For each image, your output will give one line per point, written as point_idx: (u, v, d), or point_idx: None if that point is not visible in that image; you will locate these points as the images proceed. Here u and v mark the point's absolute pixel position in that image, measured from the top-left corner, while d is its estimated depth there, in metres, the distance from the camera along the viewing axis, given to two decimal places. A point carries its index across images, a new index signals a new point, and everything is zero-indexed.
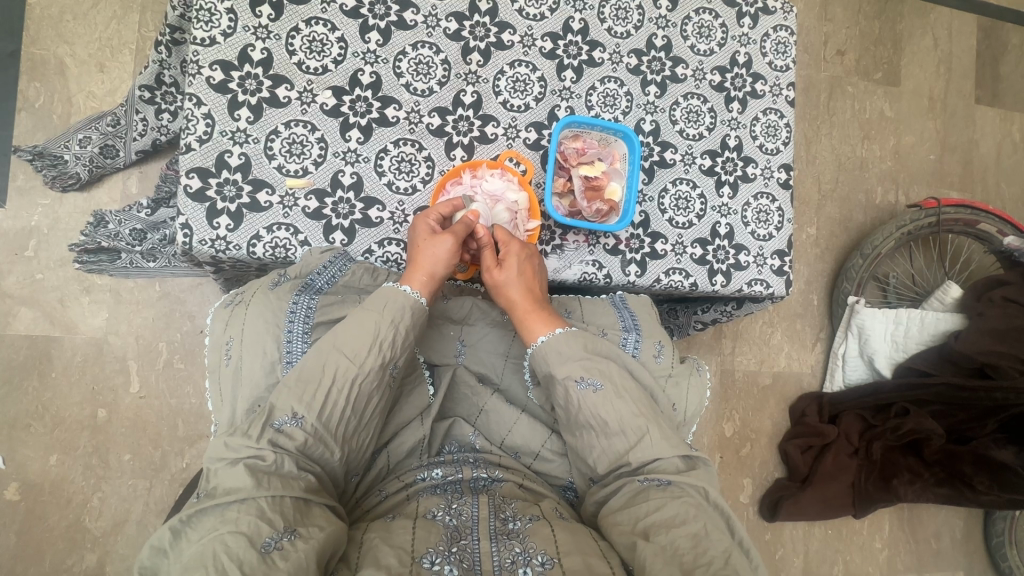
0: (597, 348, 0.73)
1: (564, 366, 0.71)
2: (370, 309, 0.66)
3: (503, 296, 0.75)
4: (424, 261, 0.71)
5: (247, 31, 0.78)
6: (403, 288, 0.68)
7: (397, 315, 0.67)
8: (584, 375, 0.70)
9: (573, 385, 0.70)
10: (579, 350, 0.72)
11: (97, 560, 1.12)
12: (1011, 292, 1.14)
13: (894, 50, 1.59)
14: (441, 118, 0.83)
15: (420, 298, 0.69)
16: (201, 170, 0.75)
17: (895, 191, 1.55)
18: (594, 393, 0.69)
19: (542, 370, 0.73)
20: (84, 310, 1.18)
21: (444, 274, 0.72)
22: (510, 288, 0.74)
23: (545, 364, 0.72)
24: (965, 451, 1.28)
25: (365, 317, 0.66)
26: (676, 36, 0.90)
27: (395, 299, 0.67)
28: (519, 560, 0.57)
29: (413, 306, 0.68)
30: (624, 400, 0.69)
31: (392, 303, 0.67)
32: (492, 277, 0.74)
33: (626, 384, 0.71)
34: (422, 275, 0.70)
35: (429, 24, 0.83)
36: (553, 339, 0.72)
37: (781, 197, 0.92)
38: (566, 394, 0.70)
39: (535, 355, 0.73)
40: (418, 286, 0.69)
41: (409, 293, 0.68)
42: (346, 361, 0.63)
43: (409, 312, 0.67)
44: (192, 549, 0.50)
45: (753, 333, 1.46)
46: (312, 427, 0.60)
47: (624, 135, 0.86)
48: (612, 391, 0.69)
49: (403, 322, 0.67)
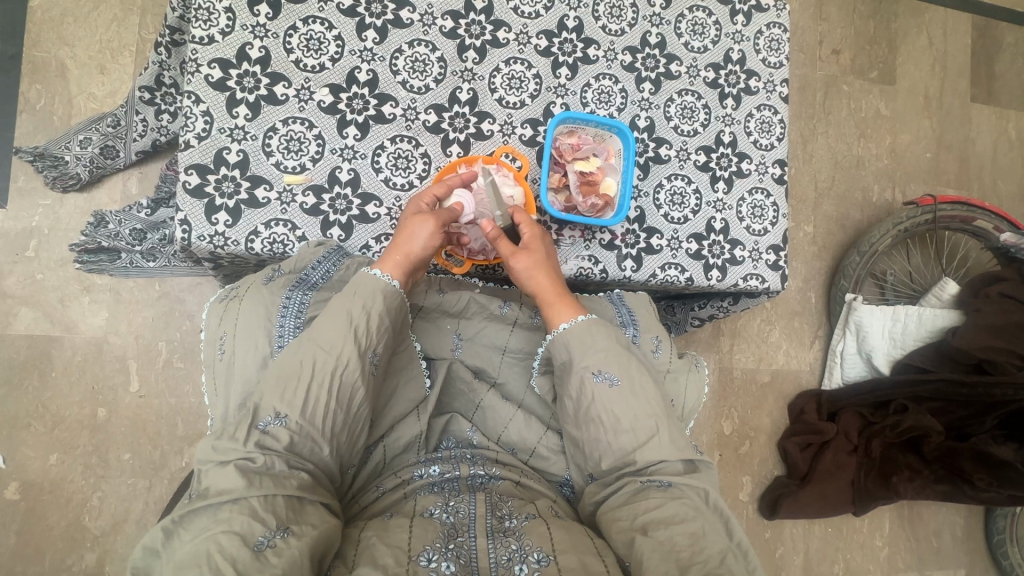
0: (621, 342, 0.73)
1: (586, 357, 0.71)
2: (341, 298, 0.67)
3: (531, 279, 0.75)
4: (404, 243, 0.71)
5: (245, 29, 0.79)
6: (375, 272, 0.69)
7: (368, 302, 0.67)
8: (601, 369, 0.70)
9: (589, 377, 0.70)
10: (602, 341, 0.72)
11: (97, 559, 1.12)
12: (1008, 288, 1.16)
13: (889, 49, 1.60)
14: (438, 115, 0.84)
15: (391, 281, 0.70)
16: (200, 167, 0.76)
17: (891, 189, 1.56)
18: (611, 387, 0.69)
19: (560, 358, 0.73)
20: (84, 309, 1.19)
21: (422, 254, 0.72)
22: (538, 269, 0.75)
23: (566, 351, 0.72)
24: (966, 447, 1.28)
25: (336, 306, 0.66)
26: (670, 33, 0.91)
27: (365, 285, 0.68)
28: (516, 557, 0.57)
29: (387, 292, 0.69)
30: (638, 399, 0.69)
31: (361, 288, 0.68)
32: (518, 262, 0.74)
33: (643, 382, 0.70)
34: (399, 255, 0.71)
35: (425, 22, 0.84)
36: (575, 326, 0.73)
37: (775, 193, 0.93)
38: (580, 385, 0.71)
39: (556, 340, 0.73)
40: (391, 270, 0.70)
41: (379, 277, 0.69)
42: (324, 353, 0.63)
43: (381, 297, 0.68)
44: (185, 549, 0.50)
45: (751, 331, 1.46)
46: (297, 425, 0.60)
47: (618, 131, 0.86)
48: (628, 389, 0.70)
49: (375, 308, 0.67)
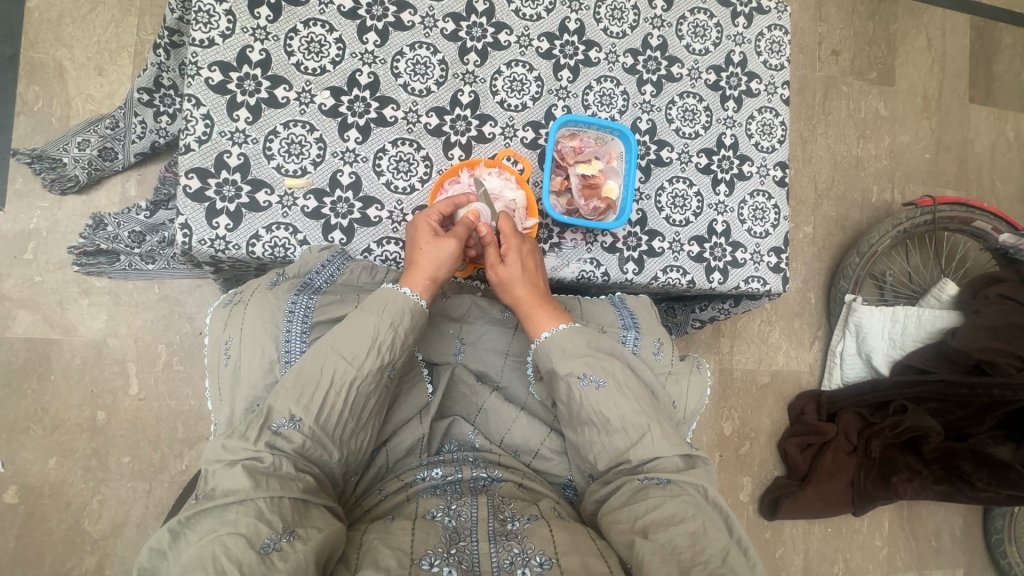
0: (601, 346, 0.73)
1: (567, 363, 0.71)
2: (369, 310, 0.67)
3: (510, 288, 0.75)
4: (425, 262, 0.71)
5: (245, 32, 0.79)
6: (404, 290, 0.69)
7: (396, 318, 0.67)
8: (586, 371, 0.70)
9: (575, 381, 0.70)
10: (581, 346, 0.72)
11: (97, 563, 1.12)
12: (1007, 289, 1.16)
13: (888, 50, 1.60)
14: (439, 118, 0.84)
15: (419, 299, 0.69)
16: (200, 170, 0.76)
17: (890, 189, 1.56)
18: (596, 389, 0.69)
19: (545, 365, 0.73)
20: (83, 312, 1.18)
21: (445, 277, 0.72)
22: (521, 280, 0.75)
23: (548, 359, 0.72)
24: (964, 447, 1.29)
25: (364, 317, 0.66)
26: (671, 36, 0.91)
27: (393, 300, 0.67)
28: (518, 561, 0.57)
29: (413, 308, 0.68)
30: (627, 399, 0.69)
31: (391, 304, 0.67)
32: (497, 274, 0.75)
33: (629, 382, 0.71)
34: (424, 278, 0.71)
35: (427, 25, 0.84)
36: (557, 334, 0.72)
37: (776, 194, 0.93)
38: (567, 389, 0.71)
39: (538, 350, 0.73)
40: (418, 289, 0.70)
41: (408, 295, 0.68)
42: (344, 363, 0.63)
43: (408, 314, 0.68)
44: (191, 551, 0.50)
45: (751, 332, 1.46)
46: (310, 430, 0.60)
47: (620, 134, 0.86)
48: (614, 389, 0.70)
49: (401, 324, 0.67)
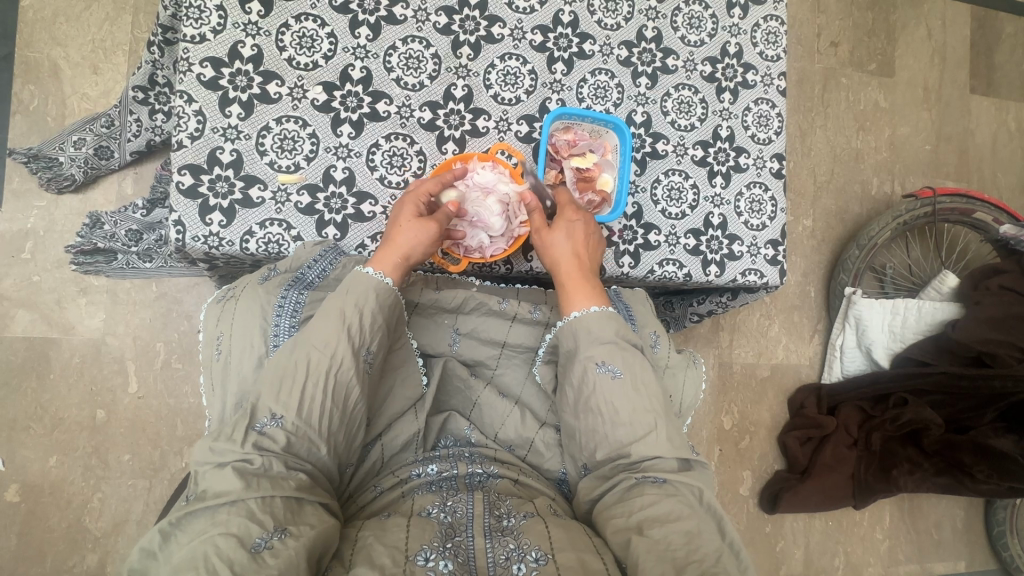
0: (630, 339, 0.73)
1: (590, 347, 0.71)
2: (334, 297, 0.67)
3: (555, 257, 0.76)
4: (401, 242, 0.71)
5: (236, 28, 0.78)
6: (370, 271, 0.69)
7: (362, 300, 0.67)
8: (606, 360, 0.70)
9: (592, 366, 0.70)
10: (609, 333, 0.72)
11: (98, 560, 1.12)
12: (1008, 280, 1.16)
13: (888, 41, 1.59)
14: (432, 112, 0.83)
15: (385, 278, 0.69)
16: (193, 167, 0.76)
17: (890, 181, 1.55)
18: (613, 379, 0.69)
19: (567, 346, 0.73)
20: (81, 311, 1.18)
21: (420, 257, 0.72)
22: (560, 249, 0.76)
23: (572, 338, 0.72)
24: (965, 440, 1.27)
25: (329, 305, 0.66)
26: (666, 27, 0.91)
27: (357, 284, 0.67)
28: (513, 557, 0.57)
29: (379, 288, 0.68)
30: (640, 396, 0.69)
31: (355, 288, 0.67)
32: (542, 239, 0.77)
33: (648, 381, 0.70)
34: (395, 256, 0.70)
35: (419, 19, 0.83)
36: (587, 316, 0.72)
37: (774, 186, 0.92)
38: (582, 373, 0.70)
39: (564, 327, 0.74)
40: (387, 268, 0.70)
41: (372, 275, 0.68)
42: (317, 352, 0.63)
43: (374, 295, 0.67)
44: (182, 552, 0.50)
45: (750, 326, 1.46)
46: (293, 425, 0.60)
47: (614, 127, 0.86)
48: (630, 384, 0.69)
49: (369, 306, 0.67)
